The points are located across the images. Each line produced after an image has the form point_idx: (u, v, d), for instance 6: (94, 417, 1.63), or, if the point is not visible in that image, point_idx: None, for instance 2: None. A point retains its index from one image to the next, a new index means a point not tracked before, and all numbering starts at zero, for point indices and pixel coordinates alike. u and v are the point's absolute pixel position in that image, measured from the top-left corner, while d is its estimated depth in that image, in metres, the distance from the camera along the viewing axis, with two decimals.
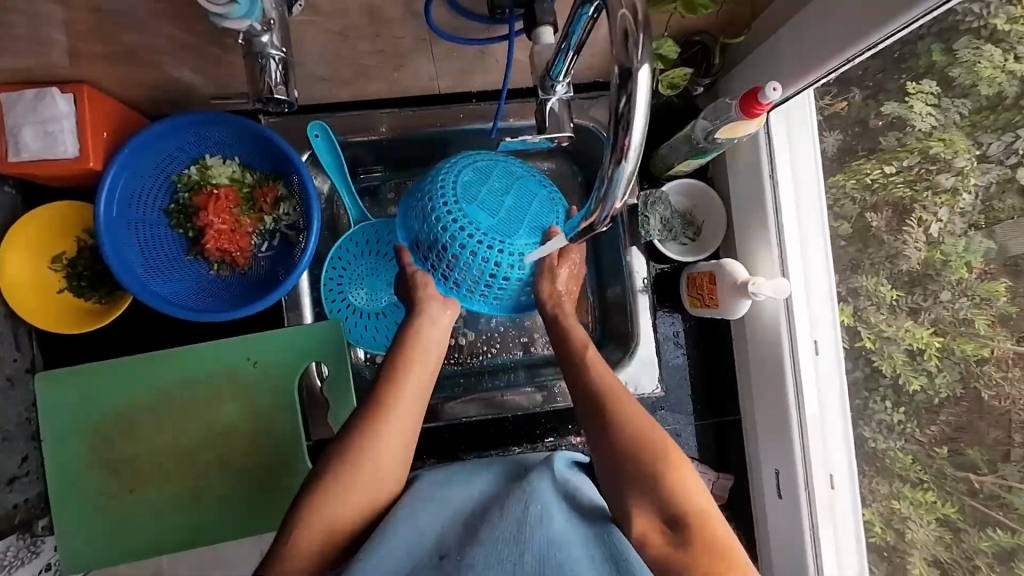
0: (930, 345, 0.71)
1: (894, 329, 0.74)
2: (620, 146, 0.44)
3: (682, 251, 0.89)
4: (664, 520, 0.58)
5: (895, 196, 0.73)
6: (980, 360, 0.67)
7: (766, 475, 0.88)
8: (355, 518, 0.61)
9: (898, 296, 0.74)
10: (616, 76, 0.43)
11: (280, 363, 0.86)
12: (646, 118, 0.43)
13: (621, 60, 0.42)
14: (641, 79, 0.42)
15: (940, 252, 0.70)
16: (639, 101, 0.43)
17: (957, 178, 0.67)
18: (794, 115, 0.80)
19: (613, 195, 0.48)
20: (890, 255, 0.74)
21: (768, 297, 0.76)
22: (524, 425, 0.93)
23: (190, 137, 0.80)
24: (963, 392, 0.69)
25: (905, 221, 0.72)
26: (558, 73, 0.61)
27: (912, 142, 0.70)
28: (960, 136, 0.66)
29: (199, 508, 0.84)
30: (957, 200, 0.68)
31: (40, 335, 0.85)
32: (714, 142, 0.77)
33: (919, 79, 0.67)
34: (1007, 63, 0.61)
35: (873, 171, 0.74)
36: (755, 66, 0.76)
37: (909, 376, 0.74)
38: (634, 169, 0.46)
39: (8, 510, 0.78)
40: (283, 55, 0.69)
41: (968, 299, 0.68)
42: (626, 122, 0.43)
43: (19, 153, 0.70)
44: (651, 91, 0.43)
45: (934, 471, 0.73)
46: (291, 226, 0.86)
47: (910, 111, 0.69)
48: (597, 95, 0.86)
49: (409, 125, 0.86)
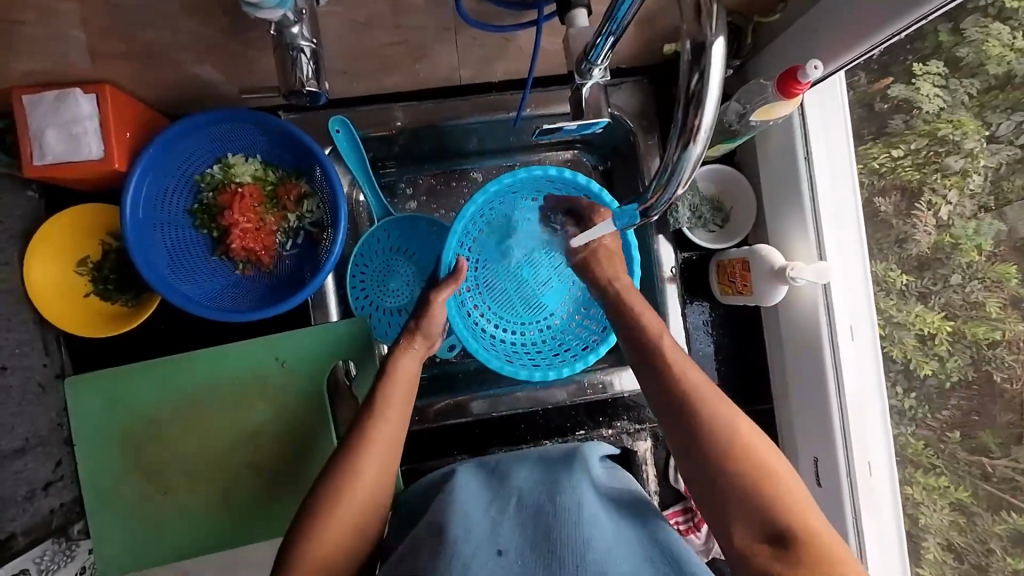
0: (941, 330, 0.72)
1: (903, 314, 0.76)
2: (689, 127, 0.42)
3: (711, 239, 0.88)
4: (770, 538, 0.53)
5: (903, 180, 0.73)
6: (991, 343, 0.68)
7: (804, 463, 0.87)
8: (377, 457, 0.64)
9: (908, 281, 0.75)
10: (686, 52, 0.42)
11: (310, 365, 0.85)
12: (719, 96, 0.41)
13: (694, 34, 0.40)
14: (715, 53, 0.40)
15: (949, 236, 0.70)
16: (711, 77, 0.41)
17: (966, 160, 0.67)
18: (828, 94, 0.78)
19: (675, 179, 0.46)
20: (900, 239, 0.75)
21: (808, 282, 0.74)
22: (554, 418, 0.92)
23: (213, 136, 0.79)
24: (975, 376, 0.70)
25: (915, 204, 0.73)
26: (597, 56, 0.59)
27: (919, 124, 0.71)
28: (968, 117, 0.67)
29: (230, 508, 0.84)
30: (966, 182, 0.68)
31: (68, 340, 0.85)
32: (748, 125, 0.75)
33: (926, 60, 0.68)
34: (1015, 42, 0.61)
35: (881, 155, 0.75)
36: (793, 45, 0.73)
37: (920, 361, 0.75)
38: (703, 152, 0.44)
39: (44, 516, 0.78)
40: (314, 45, 0.67)
41: (980, 282, 0.68)
42: (698, 100, 0.41)
43: (43, 155, 0.69)
44: (724, 66, 0.41)
45: (946, 455, 0.74)
46: (315, 223, 0.85)
47: (917, 92, 0.70)
48: (619, 81, 0.85)
49: (428, 120, 0.84)
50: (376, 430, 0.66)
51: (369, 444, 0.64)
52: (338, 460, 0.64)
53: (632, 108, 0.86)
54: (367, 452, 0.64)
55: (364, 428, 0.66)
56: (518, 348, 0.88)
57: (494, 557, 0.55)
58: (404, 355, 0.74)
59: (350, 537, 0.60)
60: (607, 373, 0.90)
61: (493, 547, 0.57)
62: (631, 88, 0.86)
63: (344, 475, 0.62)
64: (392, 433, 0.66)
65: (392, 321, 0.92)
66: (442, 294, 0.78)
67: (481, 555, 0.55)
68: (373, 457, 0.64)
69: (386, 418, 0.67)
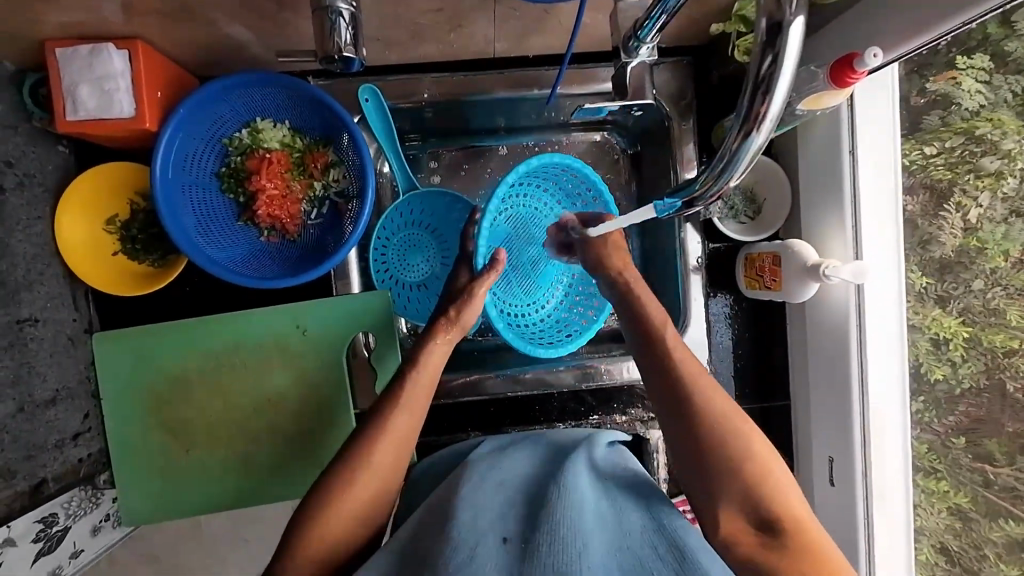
0: (957, 335, 0.72)
1: (919, 317, 0.75)
2: (754, 115, 0.41)
3: (741, 230, 0.86)
4: (756, 525, 0.57)
5: (933, 179, 0.72)
6: (1008, 351, 0.69)
7: (819, 461, 0.85)
8: (388, 442, 0.64)
9: (926, 283, 0.74)
10: (759, 32, 0.39)
11: (328, 334, 0.86)
12: (789, 82, 0.39)
13: (772, 12, 0.38)
14: (792, 35, 0.38)
15: (975, 240, 0.70)
16: (785, 61, 0.39)
17: (1002, 162, 0.66)
18: (880, 83, 0.72)
19: (729, 169, 0.45)
20: (923, 240, 0.74)
21: (843, 281, 0.72)
22: (567, 402, 0.93)
23: (243, 99, 0.78)
24: (987, 384, 0.71)
25: (943, 206, 0.72)
26: (647, 35, 0.56)
27: (956, 121, 0.69)
28: (1009, 117, 0.65)
29: (247, 469, 0.86)
30: (999, 185, 0.67)
31: (97, 296, 0.86)
32: (793, 114, 0.73)
33: (970, 53, 0.64)
34: None
35: (911, 152, 0.74)
36: (847, 31, 0.69)
37: (932, 364, 0.75)
38: (763, 141, 0.42)
39: (73, 464, 0.80)
40: (353, 9, 0.62)
41: (1001, 289, 0.68)
42: (768, 85, 0.39)
43: (76, 111, 0.69)
44: (800, 51, 0.39)
45: (947, 460, 0.76)
46: (340, 193, 0.85)
47: (957, 88, 0.67)
48: (658, 60, 0.82)
49: (454, 92, 0.82)
50: (392, 421, 0.66)
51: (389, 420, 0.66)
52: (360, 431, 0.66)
53: (668, 90, 0.83)
54: (385, 438, 0.65)
55: (382, 415, 0.66)
56: (521, 324, 0.91)
57: (499, 544, 0.55)
58: (438, 347, 0.75)
59: (370, 507, 0.62)
60: (612, 362, 0.89)
61: (497, 534, 0.56)
62: (668, 69, 0.83)
63: (371, 454, 0.63)
64: (410, 421, 0.67)
65: (409, 295, 0.92)
66: (483, 285, 0.80)
67: (487, 542, 0.54)
68: (389, 440, 0.65)
69: (401, 409, 0.67)
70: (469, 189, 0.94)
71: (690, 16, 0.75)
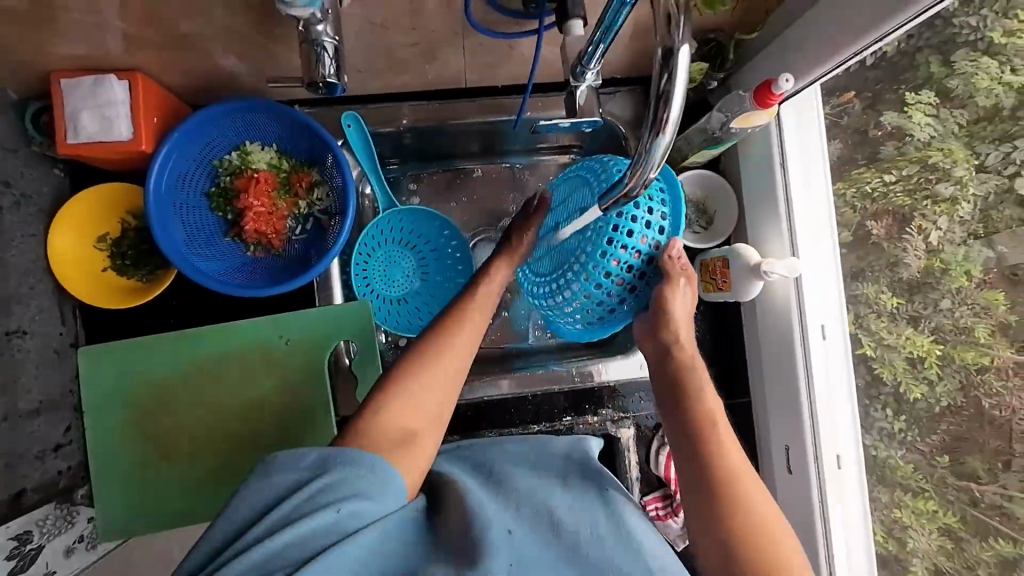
0: (930, 353, 0.77)
1: (894, 337, 0.80)
2: (659, 121, 0.49)
3: (695, 239, 0.94)
4: None
5: (895, 204, 0.78)
6: (980, 368, 0.72)
7: (776, 452, 0.91)
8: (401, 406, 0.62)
9: (898, 304, 0.79)
10: (657, 58, 0.48)
11: (311, 343, 0.90)
12: (684, 95, 0.47)
13: (664, 40, 0.46)
14: (682, 57, 0.46)
15: (938, 260, 0.75)
16: (679, 79, 0.47)
17: (956, 188, 0.72)
18: (804, 107, 0.83)
19: (646, 167, 0.53)
20: (891, 262, 0.80)
21: (780, 276, 0.80)
22: (542, 405, 0.97)
23: (232, 124, 0.85)
24: (964, 402, 0.74)
25: (905, 228, 0.78)
26: (590, 61, 0.65)
27: (911, 151, 0.76)
28: (958, 146, 0.72)
29: (231, 479, 0.88)
30: (956, 209, 0.73)
31: (84, 311, 0.89)
32: (729, 133, 0.82)
33: (918, 90, 0.74)
34: (1003, 76, 0.67)
35: (873, 180, 0.80)
36: (767, 61, 0.79)
37: (910, 384, 0.79)
38: (670, 143, 0.50)
39: (52, 476, 0.82)
40: (337, 42, 0.70)
41: (968, 308, 0.73)
42: (666, 97, 0.47)
43: (77, 134, 0.75)
44: (689, 70, 0.47)
45: (935, 480, 0.78)
46: (324, 210, 0.91)
47: (909, 121, 0.75)
48: (613, 90, 0.92)
49: (431, 119, 0.90)
50: (437, 363, 0.67)
51: (430, 376, 0.65)
52: (395, 378, 0.65)
53: (625, 115, 0.92)
54: (424, 390, 0.64)
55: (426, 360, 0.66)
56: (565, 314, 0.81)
57: (506, 534, 0.57)
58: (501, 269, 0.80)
59: None
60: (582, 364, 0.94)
61: (502, 526, 0.58)
62: (623, 97, 0.92)
63: None
64: (447, 374, 0.66)
65: (388, 308, 0.97)
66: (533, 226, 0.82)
67: (496, 534, 0.56)
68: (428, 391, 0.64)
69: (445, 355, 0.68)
70: (446, 207, 1.00)
71: (635, 49, 0.87)
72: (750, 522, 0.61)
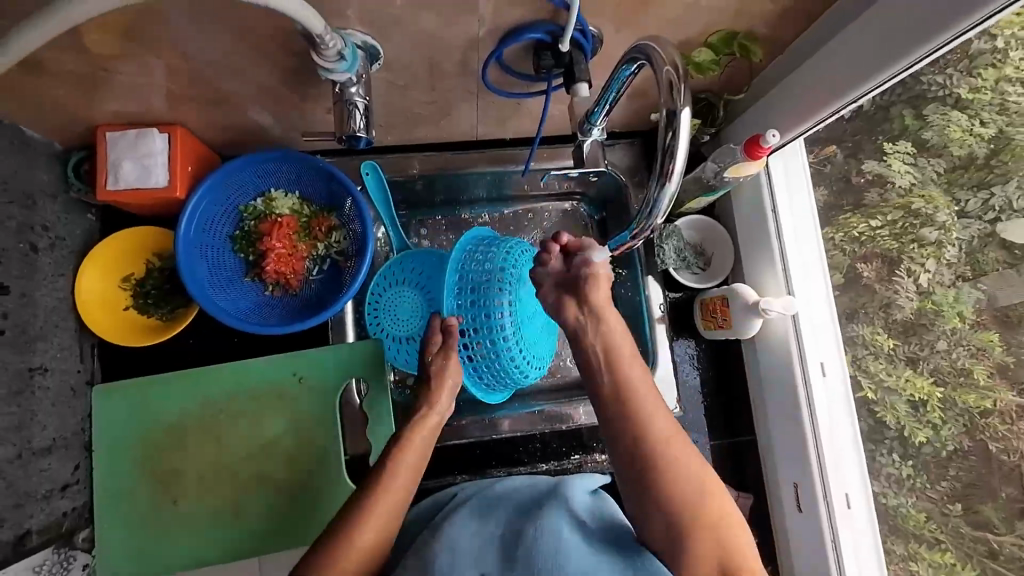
0: (931, 396, 0.79)
1: (894, 379, 0.83)
2: (665, 172, 0.54)
3: (696, 280, 0.98)
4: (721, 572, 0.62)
5: (884, 248, 0.83)
6: (983, 411, 0.74)
7: (785, 490, 0.92)
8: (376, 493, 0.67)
9: (894, 345, 0.82)
10: (662, 117, 0.54)
11: (325, 381, 0.90)
12: (687, 149, 0.53)
13: (668, 103, 0.52)
14: (684, 117, 0.52)
15: (931, 302, 0.79)
16: (682, 135, 0.53)
17: (941, 232, 0.77)
18: (790, 155, 0.90)
19: (654, 211, 0.58)
20: (884, 304, 0.83)
21: (778, 314, 0.85)
22: (551, 443, 0.97)
23: (260, 173, 0.91)
24: (970, 445, 0.75)
25: (895, 271, 0.82)
26: (597, 118, 0.72)
27: (895, 198, 0.81)
28: (937, 193, 0.77)
29: (238, 521, 0.87)
30: (942, 253, 0.77)
31: (102, 349, 0.91)
32: (723, 180, 0.88)
33: (895, 140, 0.80)
34: (974, 128, 0.72)
35: (860, 225, 0.85)
36: (754, 117, 0.87)
37: (914, 427, 0.81)
38: (675, 191, 0.55)
39: (57, 517, 0.81)
40: (366, 101, 0.75)
41: (964, 349, 0.76)
42: (671, 151, 0.53)
43: (116, 181, 0.80)
44: (691, 128, 0.53)
45: (949, 530, 0.78)
46: (341, 252, 0.95)
47: (890, 169, 0.81)
48: (613, 142, 1.00)
49: (441, 167, 0.97)
50: (401, 463, 0.71)
51: (398, 470, 0.70)
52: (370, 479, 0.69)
53: (624, 165, 1.00)
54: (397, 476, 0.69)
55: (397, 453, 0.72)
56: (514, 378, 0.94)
57: None
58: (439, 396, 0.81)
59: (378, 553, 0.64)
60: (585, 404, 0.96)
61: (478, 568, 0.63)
62: (624, 147, 1.00)
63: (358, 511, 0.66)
64: (423, 453, 0.74)
65: (401, 349, 0.97)
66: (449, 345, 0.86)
67: None
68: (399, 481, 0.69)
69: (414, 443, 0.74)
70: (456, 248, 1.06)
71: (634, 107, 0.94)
72: (695, 503, 0.64)
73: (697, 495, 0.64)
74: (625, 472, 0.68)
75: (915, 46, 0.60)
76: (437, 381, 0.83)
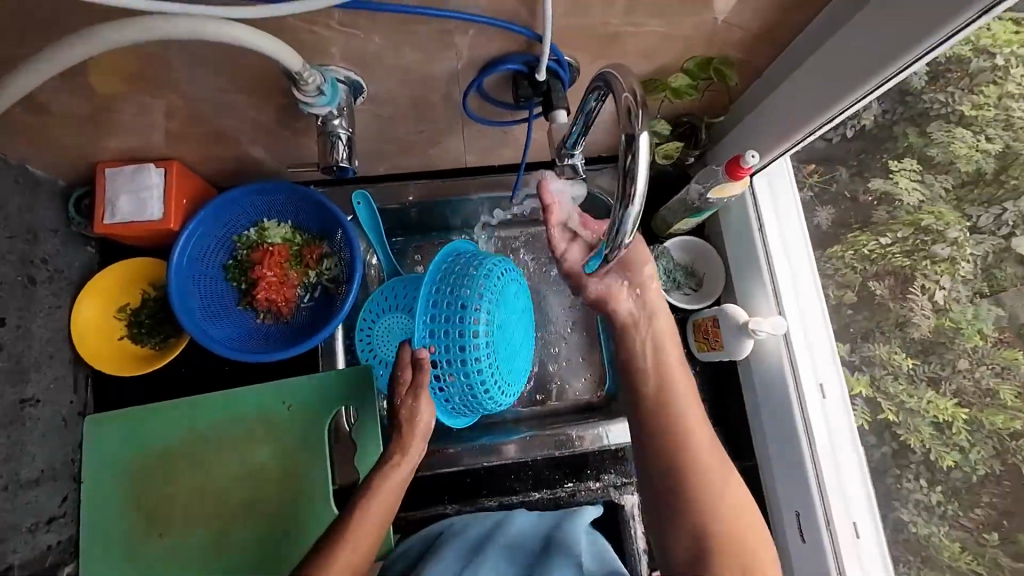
0: (956, 417, 0.74)
1: (915, 401, 0.78)
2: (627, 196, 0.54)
3: (687, 300, 0.96)
4: None
5: (895, 265, 0.80)
6: (1013, 434, 0.69)
7: (787, 516, 0.88)
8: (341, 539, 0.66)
9: (915, 365, 0.78)
10: (622, 142, 0.54)
11: (313, 407, 0.90)
12: (647, 173, 0.53)
13: (626, 129, 0.53)
14: (642, 143, 0.52)
15: (948, 319, 0.75)
16: (641, 160, 0.53)
17: (952, 248, 0.74)
18: (775, 171, 0.91)
19: (620, 234, 0.58)
20: (899, 322, 0.80)
21: (768, 334, 0.83)
22: (543, 470, 0.95)
23: (253, 203, 0.93)
24: (1003, 469, 0.70)
25: (909, 288, 0.78)
26: (574, 143, 0.73)
27: (902, 215, 0.79)
28: (947, 209, 0.74)
29: (223, 553, 0.85)
30: (956, 268, 0.74)
31: (95, 379, 0.92)
32: (707, 202, 0.88)
33: (900, 159, 0.78)
34: (979, 144, 0.71)
35: (869, 243, 0.83)
36: (737, 138, 0.88)
37: (941, 451, 0.76)
38: (639, 213, 0.55)
39: (41, 551, 0.81)
40: (349, 134, 0.77)
41: (987, 368, 0.71)
42: (631, 175, 0.53)
43: (113, 215, 0.83)
44: (650, 152, 0.53)
45: (987, 562, 0.71)
46: (332, 279, 0.96)
47: (896, 186, 0.79)
48: (601, 167, 1.01)
49: (434, 195, 0.99)
50: (363, 515, 0.68)
51: (367, 511, 0.68)
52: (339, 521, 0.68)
53: (612, 188, 1.00)
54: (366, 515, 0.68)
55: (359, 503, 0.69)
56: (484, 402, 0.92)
57: None
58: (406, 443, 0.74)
59: None
60: (580, 428, 0.94)
61: None
62: (611, 172, 1.01)
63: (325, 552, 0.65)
64: (388, 499, 0.70)
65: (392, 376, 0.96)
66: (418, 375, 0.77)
67: None
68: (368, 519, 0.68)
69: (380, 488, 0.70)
70: None
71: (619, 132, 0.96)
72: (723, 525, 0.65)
73: (724, 515, 0.65)
74: (650, 491, 0.69)
75: (882, 67, 0.61)
76: (409, 426, 0.75)
